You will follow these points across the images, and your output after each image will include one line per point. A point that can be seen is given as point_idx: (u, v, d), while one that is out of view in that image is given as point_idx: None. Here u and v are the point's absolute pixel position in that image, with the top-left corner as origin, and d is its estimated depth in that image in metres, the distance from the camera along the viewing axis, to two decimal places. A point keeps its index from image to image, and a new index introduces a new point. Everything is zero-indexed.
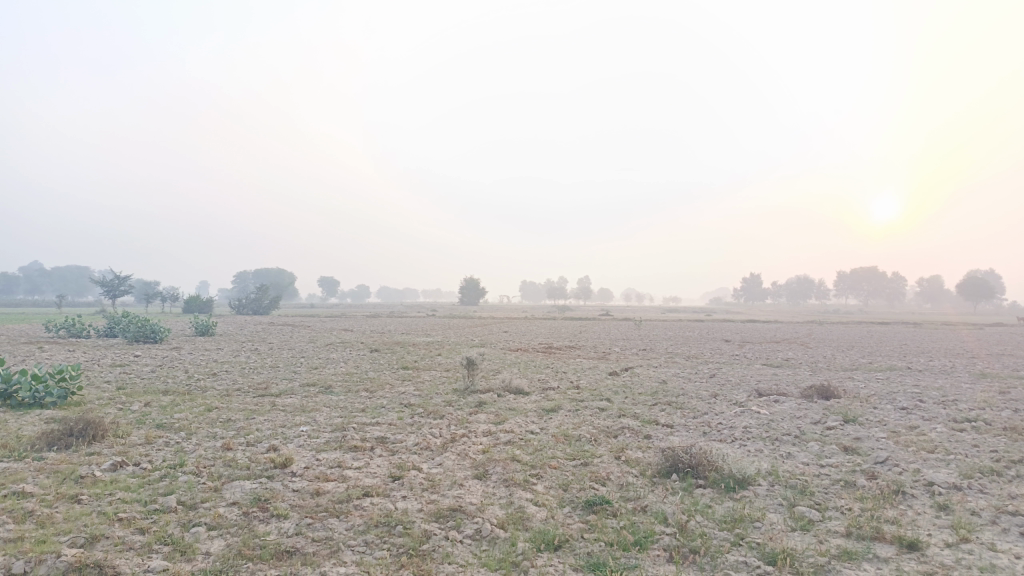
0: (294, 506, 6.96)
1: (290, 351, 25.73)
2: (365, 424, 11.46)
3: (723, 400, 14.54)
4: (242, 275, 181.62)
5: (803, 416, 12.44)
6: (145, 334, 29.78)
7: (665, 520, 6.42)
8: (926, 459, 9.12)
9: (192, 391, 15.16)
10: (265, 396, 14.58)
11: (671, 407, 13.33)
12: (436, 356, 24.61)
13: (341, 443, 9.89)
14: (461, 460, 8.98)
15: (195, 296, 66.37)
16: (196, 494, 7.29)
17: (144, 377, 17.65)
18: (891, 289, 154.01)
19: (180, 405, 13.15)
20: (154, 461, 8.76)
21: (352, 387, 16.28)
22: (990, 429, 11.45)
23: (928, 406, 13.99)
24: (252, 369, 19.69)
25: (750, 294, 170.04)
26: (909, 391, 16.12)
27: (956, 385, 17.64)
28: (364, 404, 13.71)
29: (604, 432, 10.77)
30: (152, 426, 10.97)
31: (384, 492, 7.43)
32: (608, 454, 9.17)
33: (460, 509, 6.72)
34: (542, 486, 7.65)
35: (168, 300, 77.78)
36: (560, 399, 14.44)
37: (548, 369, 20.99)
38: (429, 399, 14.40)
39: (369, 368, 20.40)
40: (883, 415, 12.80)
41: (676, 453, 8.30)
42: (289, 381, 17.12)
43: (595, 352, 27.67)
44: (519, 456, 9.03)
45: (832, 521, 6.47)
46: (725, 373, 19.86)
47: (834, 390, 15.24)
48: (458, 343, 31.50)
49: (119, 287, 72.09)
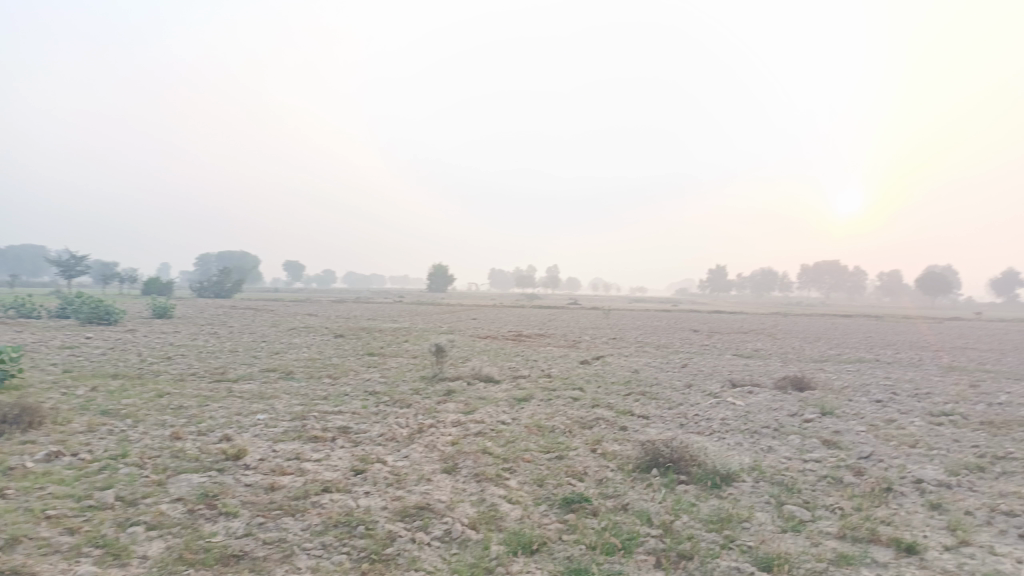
0: (245, 503, 6.37)
1: (251, 335, 24.91)
2: (327, 413, 10.84)
3: (697, 390, 14.23)
4: (206, 257, 178.17)
5: (779, 408, 12.14)
6: (99, 315, 28.65)
7: (649, 520, 5.98)
8: (910, 455, 8.85)
9: (144, 376, 14.36)
10: (222, 382, 13.84)
11: (646, 397, 12.96)
12: (403, 342, 23.99)
13: (300, 433, 9.29)
14: (428, 452, 8.45)
15: (154, 277, 64.44)
16: (137, 489, 6.64)
17: (93, 360, 16.75)
18: (852, 282, 156.75)
19: (129, 391, 12.35)
20: (94, 451, 8.05)
21: (314, 373, 15.62)
22: (968, 423, 11.28)
23: (902, 398, 13.82)
24: (210, 354, 18.87)
25: (715, 285, 171.76)
26: (882, 384, 16.01)
27: (927, 378, 17.59)
28: (326, 391, 13.07)
29: (578, 423, 10.32)
30: (96, 413, 10.21)
31: (345, 488, 6.86)
32: (583, 447, 8.72)
33: (428, 507, 6.20)
34: (515, 481, 7.16)
35: (127, 280, 75.51)
36: (531, 388, 13.97)
37: (519, 356, 20.56)
38: (395, 387, 13.83)
39: (333, 354, 19.68)
40: (859, 407, 12.59)
41: (657, 446, 7.86)
42: (248, 367, 16.36)
43: (565, 341, 27.28)
44: (491, 448, 8.53)
45: (824, 522, 6.10)
46: (697, 363, 19.63)
47: (808, 382, 15.02)
48: (425, 329, 30.91)
49: (75, 267, 69.76)
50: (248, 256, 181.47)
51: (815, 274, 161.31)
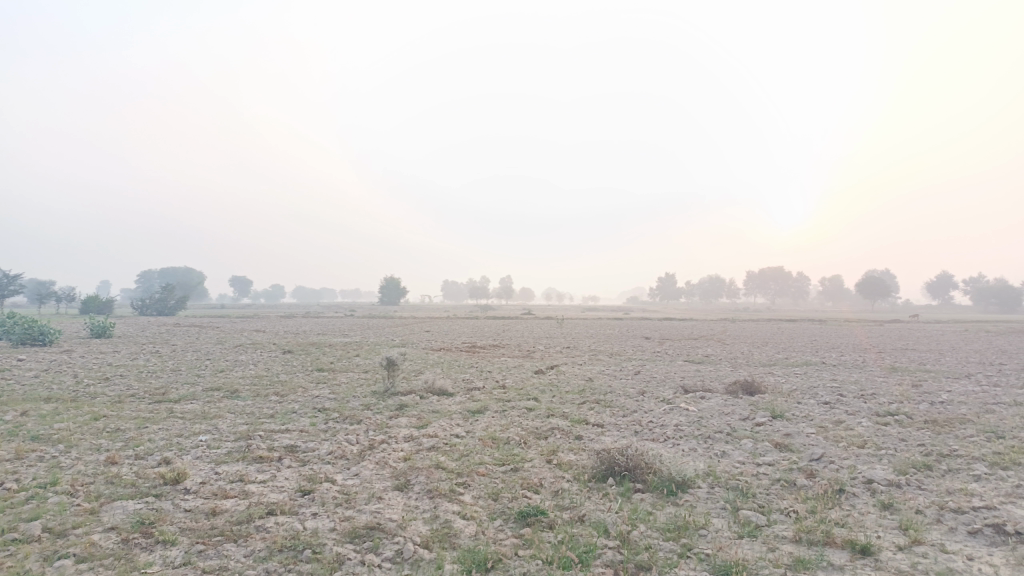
0: (184, 530, 6.04)
1: (195, 353, 24.12)
2: (274, 432, 10.47)
3: (651, 397, 14.26)
4: (148, 274, 172.78)
5: (732, 413, 12.22)
6: (33, 336, 27.40)
7: (606, 531, 5.87)
8: (859, 455, 8.98)
9: (79, 398, 13.68)
10: (163, 403, 13.27)
11: (600, 406, 12.92)
12: (354, 357, 23.55)
13: (245, 454, 8.92)
14: (380, 469, 8.21)
15: (92, 295, 62.02)
16: (66, 519, 6.22)
17: (24, 383, 15.88)
18: (796, 288, 160.98)
19: (62, 415, 11.70)
20: (21, 479, 7.54)
21: (261, 390, 15.14)
22: (913, 422, 11.55)
23: (849, 400, 14.11)
24: (151, 373, 18.14)
25: (665, 293, 174.46)
26: (829, 386, 16.33)
27: (870, 379, 18.03)
28: (273, 409, 12.64)
29: (533, 434, 10.18)
30: (25, 439, 9.61)
31: (291, 509, 6.58)
32: (538, 458, 8.59)
33: (378, 527, 5.98)
34: (469, 496, 6.98)
35: (63, 300, 72.50)
36: (486, 400, 13.80)
37: (472, 368, 20.35)
38: (346, 402, 13.49)
39: (281, 371, 19.14)
40: (808, 410, 12.78)
41: (612, 455, 7.79)
42: (191, 386, 15.76)
43: (518, 351, 27.19)
44: (444, 463, 8.33)
45: (779, 526, 6.09)
46: (650, 370, 19.75)
47: (759, 386, 15.21)
48: (377, 343, 30.45)
49: (7, 287, 66.67)
50: (193, 272, 176.76)
51: (760, 280, 165.27)
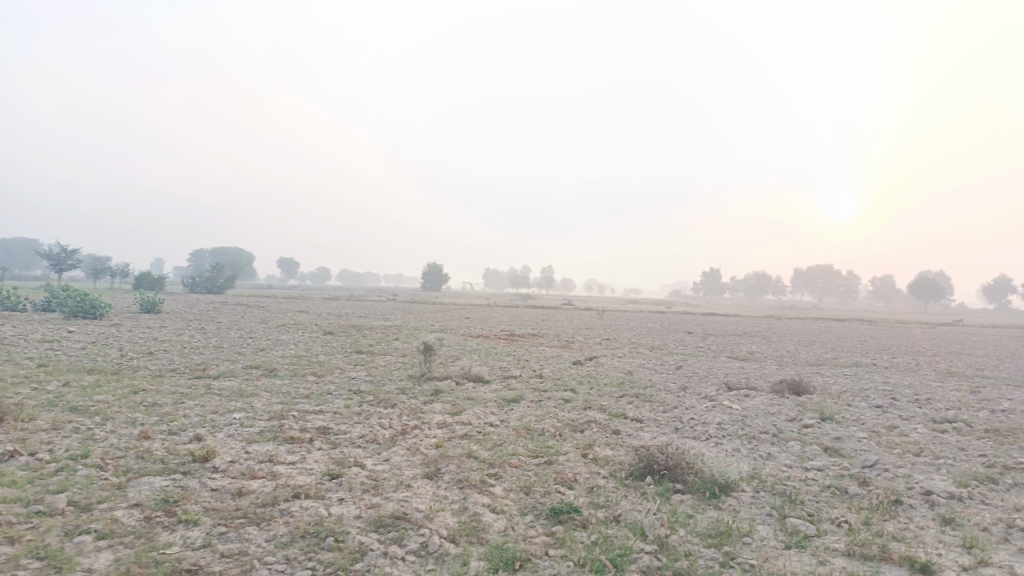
0: (208, 510, 5.90)
1: (238, 331, 24.40)
2: (307, 413, 10.36)
3: (692, 392, 13.79)
4: (199, 252, 176.97)
5: (778, 413, 11.72)
6: (84, 309, 28.11)
7: (642, 534, 5.54)
8: (915, 464, 8.45)
9: (122, 371, 13.84)
10: (201, 379, 13.34)
11: (639, 400, 12.53)
12: (393, 340, 23.54)
13: (276, 433, 8.84)
14: (410, 456, 8.01)
15: (145, 271, 63.66)
16: (93, 494, 6.14)
17: (70, 354, 16.18)
18: (846, 286, 156.73)
19: (102, 387, 11.83)
20: (54, 450, 7.53)
21: (299, 370, 15.16)
22: (973, 431, 10.91)
23: (904, 404, 13.43)
24: (193, 349, 18.36)
25: (709, 288, 171.76)
26: (881, 389, 15.61)
27: (925, 383, 17.22)
28: (308, 390, 12.58)
29: (569, 427, 9.87)
30: (64, 410, 9.68)
31: (317, 494, 6.40)
32: (574, 452, 8.28)
33: (404, 517, 5.75)
34: (500, 489, 6.72)
35: (118, 275, 74.54)
36: (522, 389, 13.54)
37: (511, 356, 20.10)
38: (381, 386, 13.38)
39: (320, 352, 19.16)
40: (860, 413, 12.20)
41: (651, 453, 7.43)
42: (231, 363, 15.84)
43: (558, 341, 26.92)
44: (476, 452, 8.08)
45: (830, 537, 5.68)
46: (692, 364, 19.25)
47: (806, 386, 14.61)
48: (417, 327, 30.50)
49: (65, 261, 68.89)
50: (242, 251, 180.47)
51: (808, 277, 161.63)
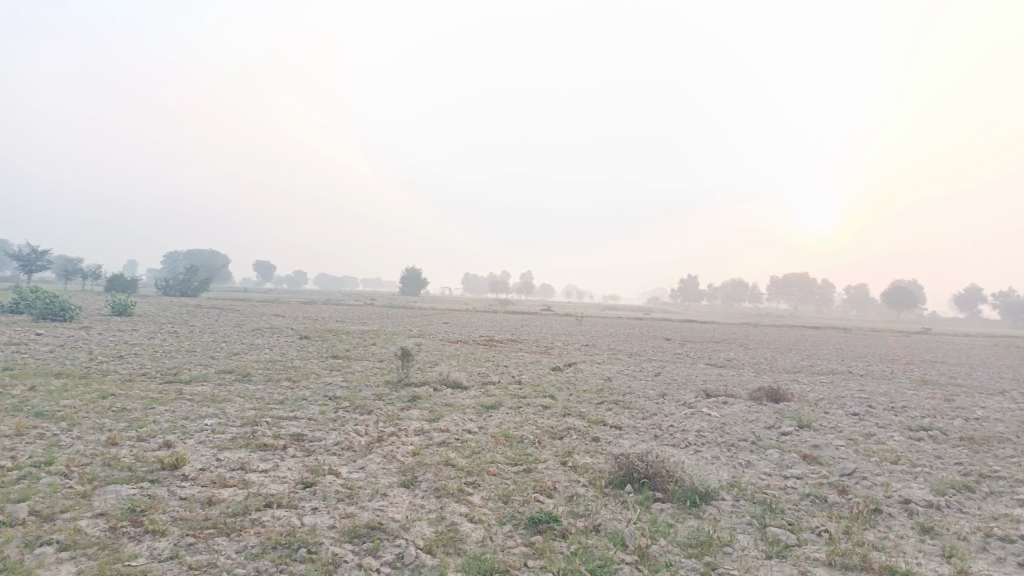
0: (176, 520, 5.72)
1: (212, 335, 24.02)
2: (281, 419, 10.16)
3: (671, 399, 13.77)
4: (173, 254, 174.56)
5: (756, 420, 11.74)
6: (54, 311, 27.52)
7: (623, 544, 5.46)
8: (892, 472, 8.47)
9: (91, 375, 13.51)
10: (173, 384, 13.06)
11: (618, 406, 12.48)
12: (371, 345, 23.32)
13: (249, 440, 8.64)
14: (387, 463, 7.86)
15: (118, 273, 62.63)
16: (56, 503, 5.93)
17: (38, 358, 15.77)
18: (820, 294, 158.60)
19: (70, 391, 11.51)
20: (17, 457, 7.27)
21: (274, 375, 14.92)
22: (948, 439, 10.99)
23: (880, 412, 13.52)
24: (165, 353, 18.00)
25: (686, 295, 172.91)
26: (857, 396, 15.72)
27: (899, 391, 17.39)
28: (283, 395, 12.36)
29: (548, 434, 9.77)
30: (28, 415, 9.38)
31: (290, 503, 6.24)
32: (553, 459, 8.18)
33: (380, 527, 5.62)
34: (478, 498, 6.60)
35: (89, 276, 73.21)
36: (501, 395, 13.42)
37: (490, 362, 19.99)
38: (357, 391, 13.19)
39: (296, 357, 18.88)
40: (837, 420, 12.25)
41: (631, 460, 7.36)
42: (204, 368, 15.55)
43: (537, 346, 26.87)
44: (454, 460, 7.96)
45: (811, 546, 5.63)
46: (670, 371, 19.27)
47: (783, 393, 14.66)
48: (395, 332, 30.28)
49: (36, 262, 67.53)
50: (217, 254, 178.39)
51: (784, 285, 163.43)
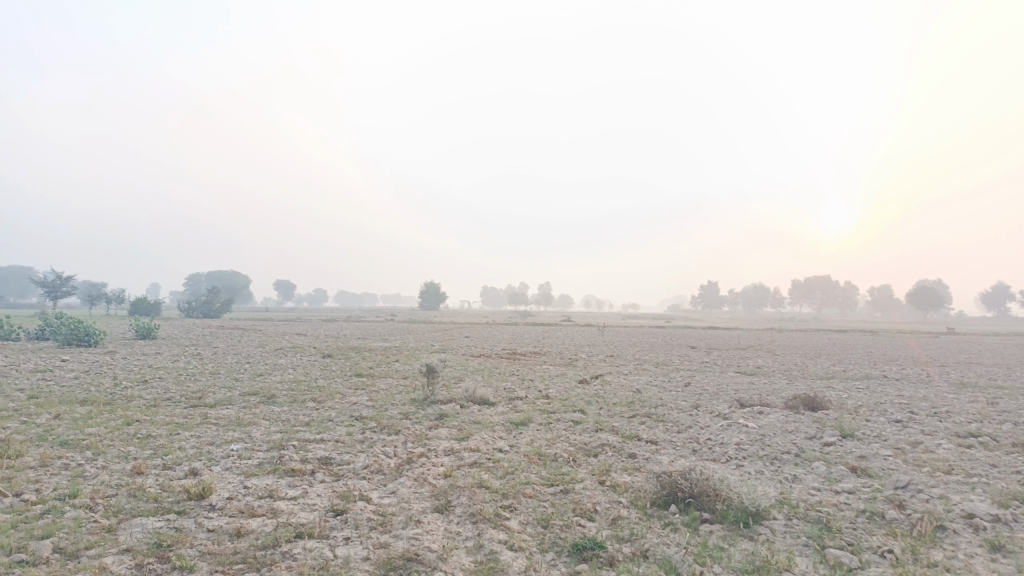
0: (204, 554, 5.48)
1: (235, 356, 23.95)
2: (308, 442, 9.92)
3: (705, 411, 13.35)
4: (195, 276, 176.22)
5: (796, 430, 11.31)
6: (78, 337, 27.63)
7: (675, 571, 5.13)
8: (948, 483, 8.03)
9: (115, 401, 13.38)
10: (198, 408, 12.90)
11: (652, 420, 12.10)
12: (394, 362, 23.09)
13: (277, 465, 8.41)
14: (419, 487, 7.58)
15: (141, 297, 63.21)
16: (81, 539, 5.72)
17: (63, 385, 15.69)
18: (844, 297, 156.35)
19: (95, 419, 11.37)
20: (41, 490, 7.09)
21: (299, 396, 14.72)
22: (1000, 446, 10.49)
23: (923, 419, 13.01)
24: (189, 376, 17.90)
25: (707, 302, 171.33)
26: (897, 402, 15.19)
27: (940, 395, 16.80)
28: (309, 417, 12.14)
29: (582, 451, 9.44)
30: (53, 444, 9.23)
31: (322, 534, 5.97)
32: (590, 479, 7.86)
33: (416, 558, 5.33)
34: (516, 523, 6.30)
35: (113, 301, 74.05)
36: (529, 411, 13.09)
37: (515, 376, 19.65)
38: (384, 411, 12.94)
39: (319, 376, 18.70)
40: (880, 429, 11.79)
41: (674, 479, 7.03)
42: (228, 390, 15.39)
43: (561, 358, 26.55)
44: (488, 482, 7.66)
45: (876, 569, 5.27)
46: (700, 381, 18.82)
47: (821, 401, 14.19)
48: (417, 348, 30.11)
49: (60, 288, 68.25)
50: (238, 275, 179.95)
51: (806, 289, 161.37)
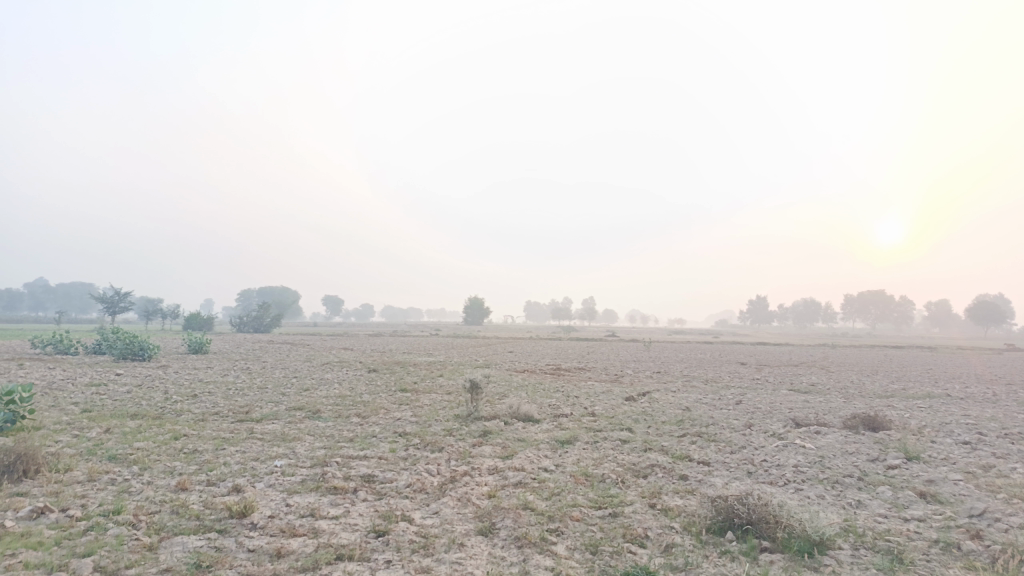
0: None
1: (282, 371, 24.21)
2: (351, 458, 9.81)
3: (758, 430, 12.84)
4: (246, 292, 180.31)
5: (857, 452, 10.75)
6: (133, 351, 28.29)
7: None
8: None
9: (165, 416, 13.55)
10: (244, 423, 12.94)
11: (703, 439, 11.67)
12: (438, 377, 22.96)
13: (319, 483, 8.29)
14: (462, 508, 7.36)
15: (194, 312, 64.72)
16: (122, 557, 5.66)
17: (115, 398, 15.99)
18: (900, 312, 151.29)
19: (143, 433, 11.49)
20: (86, 505, 7.09)
21: (343, 411, 14.68)
22: None
23: (994, 440, 12.25)
24: (237, 391, 18.07)
25: (756, 317, 167.86)
26: (964, 423, 14.37)
27: (1009, 416, 15.90)
28: (353, 432, 12.06)
29: (630, 471, 9.11)
30: (102, 459, 9.31)
31: (363, 556, 5.79)
32: (640, 502, 7.53)
33: None
34: (563, 548, 6.04)
35: (168, 315, 76.10)
36: (575, 429, 12.76)
37: (560, 392, 19.30)
38: (427, 427, 12.78)
39: (364, 391, 18.69)
40: (947, 451, 11.12)
41: (730, 504, 6.67)
42: (274, 405, 15.46)
43: (607, 374, 26.11)
44: (533, 503, 7.41)
45: None
46: (751, 399, 18.20)
47: (882, 421, 13.53)
48: (461, 363, 29.98)
49: (119, 303, 70.37)
50: (287, 291, 183.48)
51: (860, 304, 156.79)
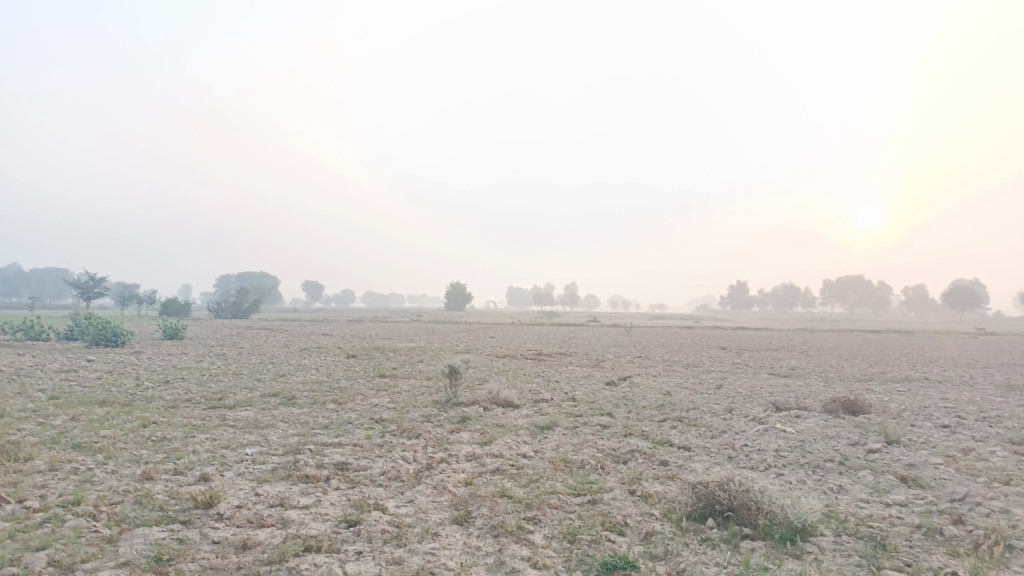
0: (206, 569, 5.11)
1: (260, 357, 23.83)
2: (325, 446, 9.56)
3: (739, 415, 12.74)
4: (226, 278, 178.48)
5: (837, 436, 10.69)
6: (106, 337, 27.72)
7: None
8: (1008, 495, 7.41)
9: (134, 402, 13.20)
10: (216, 410, 12.62)
11: (683, 424, 11.55)
12: (417, 363, 22.72)
13: (291, 471, 8.05)
14: (438, 496, 7.17)
15: (171, 298, 63.78)
16: (79, 550, 5.39)
17: (85, 385, 15.58)
18: (877, 297, 153.07)
19: (111, 420, 11.16)
20: (45, 496, 6.79)
21: (319, 397, 14.40)
22: None
23: (973, 424, 12.27)
24: (211, 377, 17.70)
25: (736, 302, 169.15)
26: (943, 406, 14.40)
27: (986, 399, 16.00)
28: (328, 419, 11.80)
29: (610, 457, 8.95)
30: (65, 448, 9.00)
31: (333, 547, 5.58)
32: (620, 488, 7.38)
33: None
34: (540, 537, 5.86)
35: (145, 300, 75.04)
36: (555, 414, 12.59)
37: (540, 378, 19.16)
38: (405, 413, 12.54)
39: (341, 377, 18.41)
40: (927, 435, 11.10)
41: (711, 490, 6.53)
42: (249, 391, 15.15)
43: (588, 359, 26.02)
44: (510, 490, 7.23)
45: None
46: (732, 383, 18.18)
47: (862, 404, 13.51)
48: (441, 348, 29.75)
49: (94, 288, 69.17)
50: (267, 276, 181.88)
51: (838, 289, 158.46)
